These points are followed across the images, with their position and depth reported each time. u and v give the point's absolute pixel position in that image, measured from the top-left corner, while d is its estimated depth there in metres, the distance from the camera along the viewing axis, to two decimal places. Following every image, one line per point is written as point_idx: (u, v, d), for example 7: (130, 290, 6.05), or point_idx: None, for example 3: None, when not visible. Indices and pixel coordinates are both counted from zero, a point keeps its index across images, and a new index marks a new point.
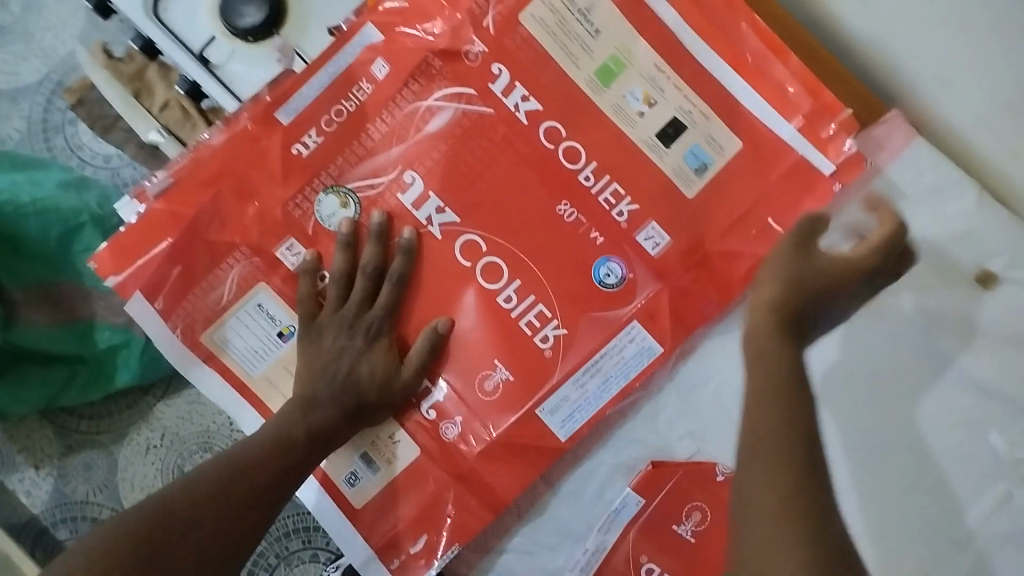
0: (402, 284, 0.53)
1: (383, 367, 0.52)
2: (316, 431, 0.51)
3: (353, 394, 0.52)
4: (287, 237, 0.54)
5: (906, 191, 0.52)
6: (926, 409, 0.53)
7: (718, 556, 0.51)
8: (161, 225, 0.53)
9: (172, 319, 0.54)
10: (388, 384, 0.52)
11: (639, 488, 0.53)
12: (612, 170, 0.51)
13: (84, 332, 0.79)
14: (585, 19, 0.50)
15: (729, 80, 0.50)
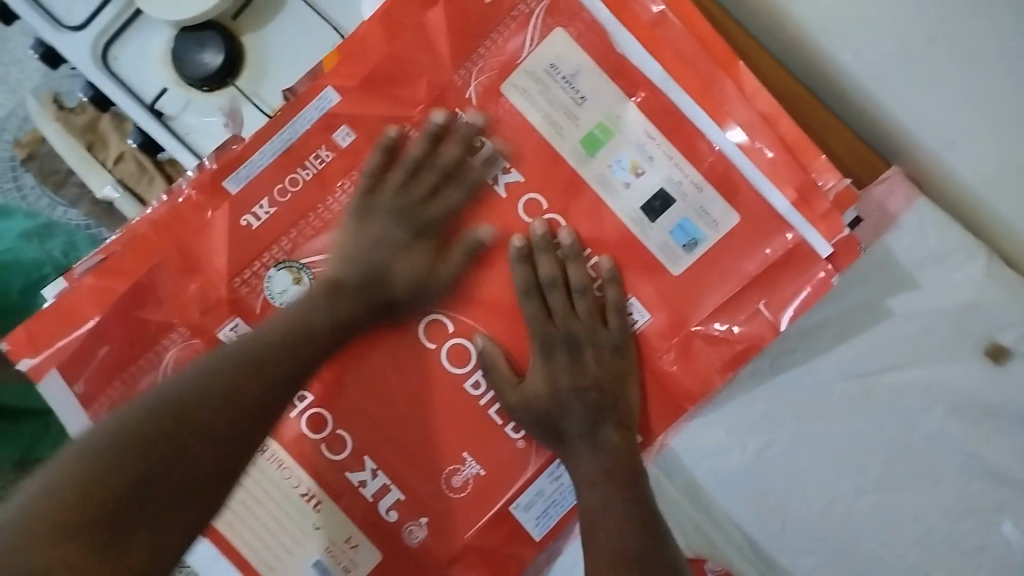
0: (474, 195, 0.47)
1: (422, 267, 0.47)
2: (320, 330, 0.45)
3: (380, 288, 0.46)
4: (233, 316, 0.48)
5: (906, 262, 0.47)
6: (940, 503, 0.47)
7: None
8: (83, 306, 0.47)
9: (92, 408, 0.48)
10: (422, 284, 0.47)
11: None
12: (594, 243, 0.47)
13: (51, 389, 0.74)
14: (570, 86, 0.46)
15: (723, 154, 0.45)
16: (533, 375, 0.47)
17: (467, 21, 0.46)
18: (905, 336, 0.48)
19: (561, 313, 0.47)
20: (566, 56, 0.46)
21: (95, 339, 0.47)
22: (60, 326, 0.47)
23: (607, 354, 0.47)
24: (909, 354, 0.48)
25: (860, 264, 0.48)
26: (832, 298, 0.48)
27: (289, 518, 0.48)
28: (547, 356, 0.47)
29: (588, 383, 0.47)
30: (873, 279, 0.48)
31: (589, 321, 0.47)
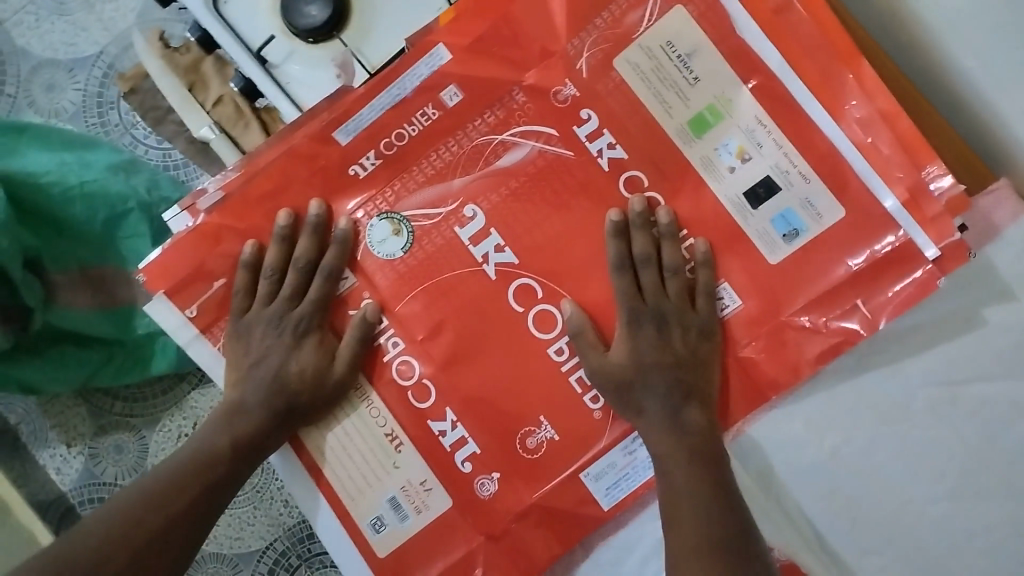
0: (334, 279, 0.50)
1: (310, 367, 0.50)
2: (239, 441, 0.50)
3: (282, 394, 0.50)
4: (347, 272, 0.50)
5: (1010, 280, 0.47)
6: (1017, 521, 0.47)
7: None
8: (211, 242, 0.50)
9: (212, 331, 0.52)
10: (317, 381, 0.50)
11: None
12: (691, 225, 0.47)
13: (122, 317, 0.78)
14: (684, 64, 0.46)
15: (835, 147, 0.45)
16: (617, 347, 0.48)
17: None
18: (999, 350, 0.47)
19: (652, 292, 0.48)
20: (683, 35, 0.45)
21: (218, 271, 0.51)
22: (187, 259, 0.50)
23: (693, 335, 0.47)
24: (996, 369, 0.47)
25: (955, 276, 0.48)
26: (928, 304, 0.48)
27: (373, 455, 0.51)
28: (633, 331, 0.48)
29: (671, 359, 0.47)
30: (970, 289, 0.48)
31: (678, 301, 0.48)
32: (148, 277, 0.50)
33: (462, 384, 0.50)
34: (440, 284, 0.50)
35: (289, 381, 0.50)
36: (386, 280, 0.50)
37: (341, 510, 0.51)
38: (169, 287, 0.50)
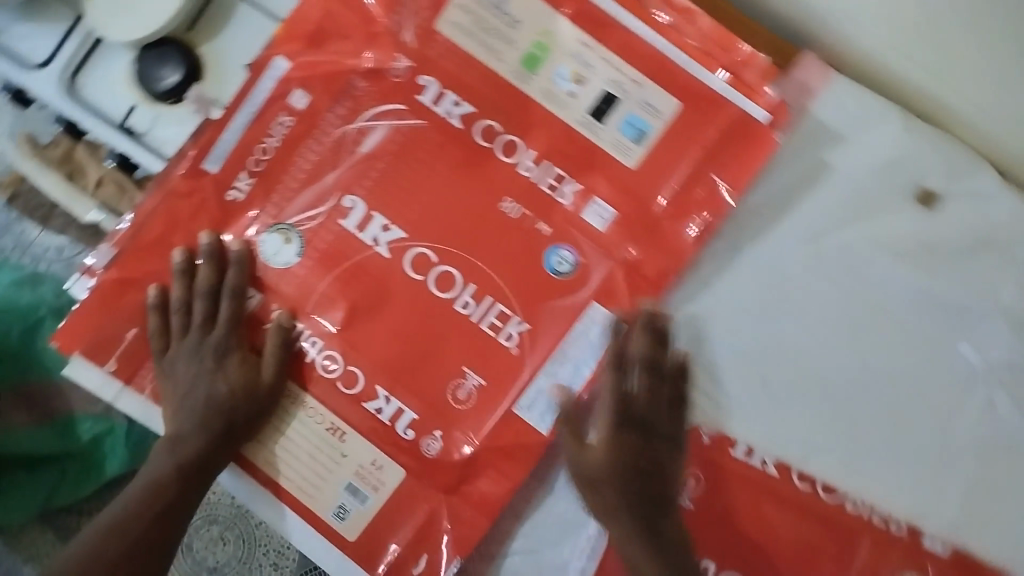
0: (241, 298, 0.51)
1: (237, 383, 0.51)
2: (183, 466, 0.51)
3: (214, 416, 0.51)
4: (252, 291, 0.52)
5: (839, 131, 0.53)
6: (904, 335, 0.52)
7: (716, 522, 0.51)
8: (115, 296, 0.52)
9: (137, 381, 0.53)
10: (246, 395, 0.50)
11: None
12: (551, 155, 0.52)
13: (64, 426, 0.75)
14: (501, 12, 0.50)
15: (655, 47, 0.50)
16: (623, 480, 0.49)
17: None
18: (845, 193, 0.53)
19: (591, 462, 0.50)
20: None
21: (128, 321, 0.52)
22: (99, 319, 0.52)
23: (563, 272, 0.52)
24: (848, 209, 0.53)
25: (792, 139, 0.53)
26: (777, 169, 0.53)
27: (318, 451, 0.51)
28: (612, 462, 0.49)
29: (642, 465, 0.49)
30: (807, 147, 0.53)
31: (654, 407, 0.50)
32: (61, 341, 0.52)
33: (380, 355, 0.51)
34: (341, 276, 0.51)
35: (218, 403, 0.51)
36: (286, 285, 0.52)
37: (302, 509, 0.51)
38: (84, 348, 0.52)
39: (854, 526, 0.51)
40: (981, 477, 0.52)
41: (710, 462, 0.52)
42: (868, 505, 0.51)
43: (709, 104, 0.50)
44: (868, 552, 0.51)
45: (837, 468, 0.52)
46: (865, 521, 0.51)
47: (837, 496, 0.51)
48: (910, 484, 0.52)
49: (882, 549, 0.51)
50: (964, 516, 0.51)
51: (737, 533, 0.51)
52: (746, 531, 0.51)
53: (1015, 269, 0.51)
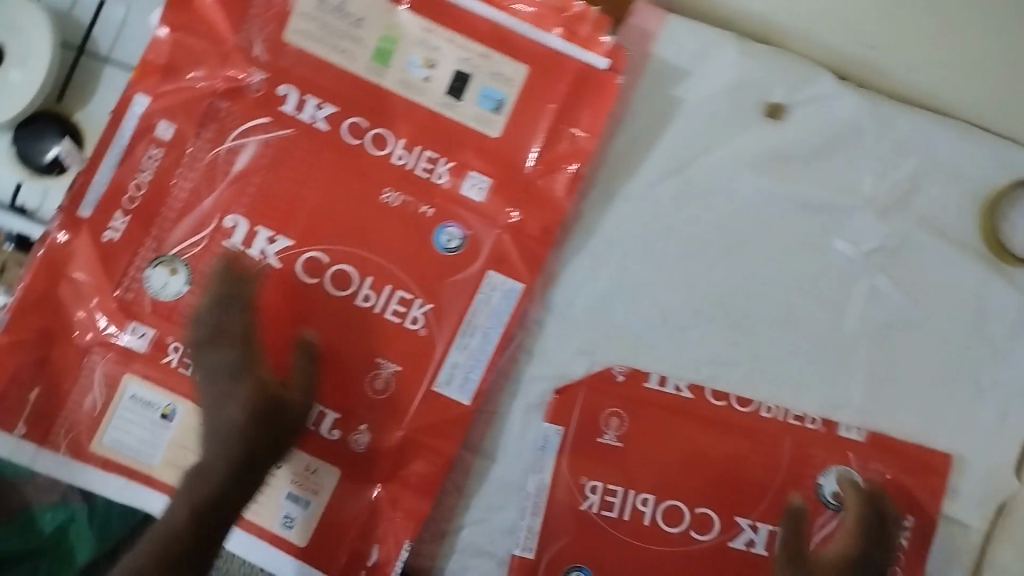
0: (252, 311, 0.51)
1: (254, 397, 0.48)
2: (196, 503, 0.47)
3: (233, 441, 0.48)
4: (172, 338, 0.51)
5: (682, 67, 0.56)
6: (784, 242, 0.55)
7: (645, 455, 0.53)
8: (10, 356, 0.50)
9: (52, 439, 0.51)
10: (266, 409, 0.48)
11: (553, 417, 0.54)
12: (419, 139, 0.53)
13: (22, 523, 0.56)
14: (343, 14, 0.53)
15: (493, 22, 0.52)
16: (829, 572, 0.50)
17: None
18: (700, 122, 0.56)
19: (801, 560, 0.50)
20: None
21: (29, 381, 0.51)
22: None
23: (454, 246, 0.53)
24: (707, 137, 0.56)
25: (642, 82, 0.56)
26: (633, 111, 0.56)
27: None
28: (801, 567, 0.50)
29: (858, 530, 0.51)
30: (658, 87, 0.56)
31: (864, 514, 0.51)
32: None
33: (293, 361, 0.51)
34: None
35: (238, 422, 0.48)
36: (182, 313, 0.52)
37: (248, 527, 0.51)
38: None
39: (773, 430, 0.53)
40: (879, 359, 0.54)
41: (630, 399, 0.54)
42: (782, 408, 0.54)
43: (555, 63, 0.52)
44: (791, 452, 0.53)
45: (747, 379, 0.55)
46: (784, 424, 0.54)
47: (751, 406, 0.54)
48: (817, 379, 0.54)
49: (803, 446, 0.53)
50: (871, 400, 0.54)
51: (669, 461, 0.53)
52: (676, 456, 0.53)
53: (868, 161, 0.55)
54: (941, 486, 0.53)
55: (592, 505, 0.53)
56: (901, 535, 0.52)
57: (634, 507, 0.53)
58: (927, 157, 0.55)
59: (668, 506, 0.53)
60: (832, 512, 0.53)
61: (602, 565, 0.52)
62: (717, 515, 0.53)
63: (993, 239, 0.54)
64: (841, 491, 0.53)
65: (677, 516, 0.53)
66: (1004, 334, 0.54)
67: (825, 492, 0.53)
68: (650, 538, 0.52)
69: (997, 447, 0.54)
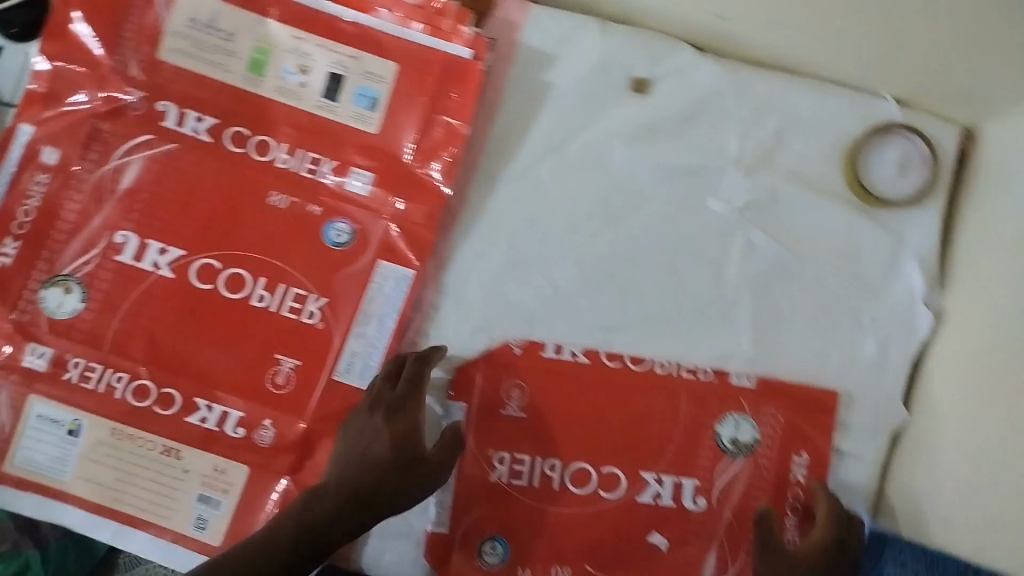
0: (424, 359, 0.52)
1: (398, 438, 0.50)
2: (303, 520, 0.48)
3: (367, 469, 0.49)
4: (72, 355, 0.52)
5: (549, 52, 0.58)
6: (663, 208, 0.58)
7: (549, 422, 0.55)
8: None
9: None
10: (409, 455, 0.50)
11: (456, 395, 0.55)
12: (300, 142, 0.55)
13: None
14: (214, 30, 0.55)
15: (358, 24, 0.54)
16: (808, 565, 0.50)
17: (105, 15, 0.54)
18: (571, 102, 0.58)
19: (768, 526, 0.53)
20: (198, 8, 0.54)
21: None
22: None
23: (343, 240, 0.55)
24: (580, 116, 0.58)
25: (513, 69, 0.58)
26: (507, 97, 0.58)
27: (161, 475, 0.52)
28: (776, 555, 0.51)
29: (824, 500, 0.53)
30: (527, 73, 0.58)
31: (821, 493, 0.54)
32: None
33: (195, 365, 0.53)
34: (130, 310, 0.53)
35: (392, 458, 0.50)
36: (80, 329, 0.53)
37: (162, 531, 0.52)
38: None
39: (668, 385, 0.56)
40: (762, 308, 0.57)
41: (529, 370, 0.56)
42: (673, 362, 0.56)
43: (422, 58, 0.55)
44: (687, 404, 0.55)
45: (639, 341, 0.57)
46: (678, 378, 0.56)
47: (644, 364, 0.56)
48: (706, 334, 0.57)
49: (698, 398, 0.56)
50: (758, 348, 0.57)
51: (572, 426, 0.55)
52: (579, 420, 0.55)
53: (733, 124, 0.58)
54: (830, 422, 0.56)
55: (501, 475, 0.55)
56: (796, 471, 0.55)
57: (542, 472, 0.55)
58: (789, 114, 0.58)
59: (575, 469, 0.55)
60: (730, 457, 0.55)
61: (516, 532, 0.54)
62: (622, 472, 0.55)
63: (857, 185, 0.57)
64: (737, 436, 0.55)
65: (584, 477, 0.55)
66: (877, 272, 0.57)
67: (723, 439, 0.55)
68: (560, 500, 0.54)
69: (883, 380, 0.57)
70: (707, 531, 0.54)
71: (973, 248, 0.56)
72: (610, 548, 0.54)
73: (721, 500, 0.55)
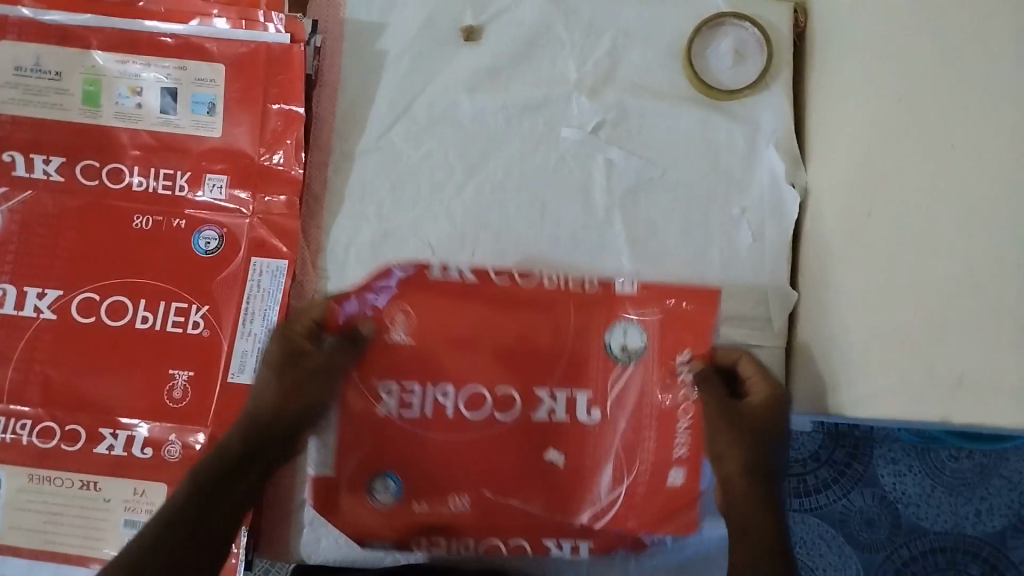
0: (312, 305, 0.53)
1: (285, 353, 0.49)
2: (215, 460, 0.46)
3: (263, 394, 0.48)
4: None
5: (375, 20, 0.59)
6: (519, 147, 0.58)
7: (437, 348, 0.53)
8: None
9: None
10: (296, 364, 0.49)
11: (336, 329, 0.52)
12: (151, 161, 0.56)
13: None
14: (41, 72, 0.55)
15: (178, 35, 0.56)
16: (764, 421, 0.48)
17: None
18: (407, 65, 0.58)
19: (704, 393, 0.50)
20: (21, 55, 0.55)
21: None
22: None
23: (213, 246, 0.56)
24: (420, 76, 0.58)
25: (345, 45, 0.58)
26: (345, 74, 0.58)
27: (85, 509, 0.53)
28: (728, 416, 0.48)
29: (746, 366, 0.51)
30: (359, 46, 0.58)
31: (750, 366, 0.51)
32: None
33: (95, 395, 0.54)
34: (22, 358, 0.54)
35: (280, 374, 0.48)
36: None
37: (97, 563, 0.53)
38: None
39: (556, 298, 0.54)
40: (634, 222, 0.58)
41: (410, 293, 0.53)
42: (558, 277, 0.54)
43: (246, 54, 0.56)
44: (576, 317, 0.54)
45: None
46: (564, 291, 0.54)
47: (531, 279, 0.54)
48: (585, 259, 0.57)
49: (586, 309, 0.54)
50: (638, 262, 0.57)
51: (463, 350, 0.53)
52: (467, 341, 0.53)
53: (569, 51, 0.59)
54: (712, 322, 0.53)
55: (390, 408, 0.53)
56: (682, 372, 0.52)
57: (435, 401, 0.53)
58: (620, 30, 0.59)
59: (468, 393, 0.53)
60: (622, 365, 0.53)
61: (411, 466, 0.53)
62: (517, 392, 0.53)
63: (699, 83, 0.58)
64: (626, 343, 0.53)
65: (479, 401, 0.53)
66: (737, 164, 0.58)
67: (613, 349, 0.53)
68: (453, 427, 0.53)
69: (765, 266, 0.57)
70: (603, 442, 0.53)
71: (822, 119, 0.56)
72: (508, 470, 0.53)
73: (616, 409, 0.53)
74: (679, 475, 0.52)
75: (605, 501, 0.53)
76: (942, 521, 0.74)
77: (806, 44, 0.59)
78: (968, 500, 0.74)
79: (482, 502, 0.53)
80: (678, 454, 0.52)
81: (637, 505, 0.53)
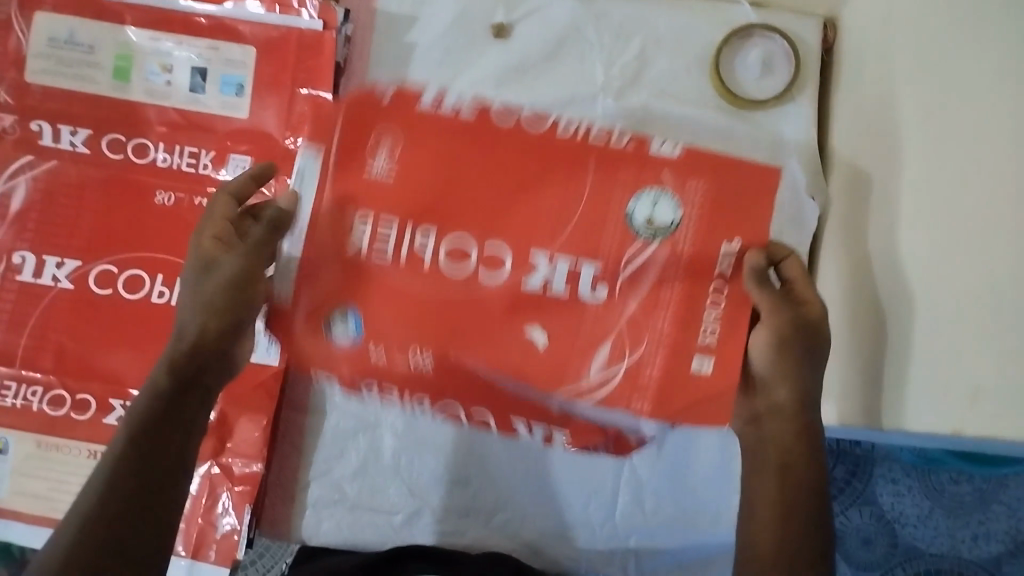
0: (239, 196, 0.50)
1: (199, 261, 0.46)
2: (148, 394, 0.44)
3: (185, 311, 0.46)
4: None
5: (407, 13, 0.59)
6: None
7: (422, 183, 0.51)
8: None
9: None
10: (211, 276, 0.46)
11: (313, 145, 0.53)
12: (177, 139, 0.57)
13: None
14: (75, 44, 0.56)
15: (211, 16, 0.56)
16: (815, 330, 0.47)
17: None
18: (436, 59, 0.59)
19: (771, 305, 0.47)
20: (56, 26, 0.56)
21: None
22: None
23: None
24: (447, 69, 0.59)
25: (376, 36, 0.59)
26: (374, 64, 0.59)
27: None
28: (790, 347, 0.46)
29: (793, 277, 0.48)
30: (390, 38, 0.59)
31: (796, 273, 0.48)
32: None
33: (108, 365, 0.55)
34: (37, 325, 0.55)
35: (198, 291, 0.46)
36: None
37: None
38: None
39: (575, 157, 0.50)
40: None
41: (404, 124, 0.51)
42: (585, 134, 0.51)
43: (277, 38, 0.57)
44: (594, 177, 0.50)
45: None
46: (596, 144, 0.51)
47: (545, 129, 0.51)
48: None
49: (611, 167, 0.50)
50: None
51: (452, 185, 0.51)
52: (462, 180, 0.51)
53: (595, 51, 0.59)
54: (766, 226, 0.49)
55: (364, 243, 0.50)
56: (722, 266, 0.49)
57: (413, 246, 0.50)
58: (647, 34, 0.60)
59: (451, 244, 0.51)
60: (645, 240, 0.49)
61: (381, 315, 0.50)
62: (508, 253, 0.50)
63: (723, 91, 0.58)
64: (652, 216, 0.49)
65: (458, 252, 0.51)
66: None
67: (636, 221, 0.49)
68: (432, 275, 0.50)
69: None
70: (605, 321, 0.50)
71: (843, 135, 0.57)
72: (484, 327, 0.50)
73: (626, 287, 0.50)
74: (707, 364, 0.49)
75: (605, 373, 0.50)
76: (937, 543, 0.74)
77: (830, 61, 0.60)
78: (965, 524, 0.74)
79: (450, 366, 0.51)
80: (703, 340, 0.49)
81: (644, 387, 0.49)
